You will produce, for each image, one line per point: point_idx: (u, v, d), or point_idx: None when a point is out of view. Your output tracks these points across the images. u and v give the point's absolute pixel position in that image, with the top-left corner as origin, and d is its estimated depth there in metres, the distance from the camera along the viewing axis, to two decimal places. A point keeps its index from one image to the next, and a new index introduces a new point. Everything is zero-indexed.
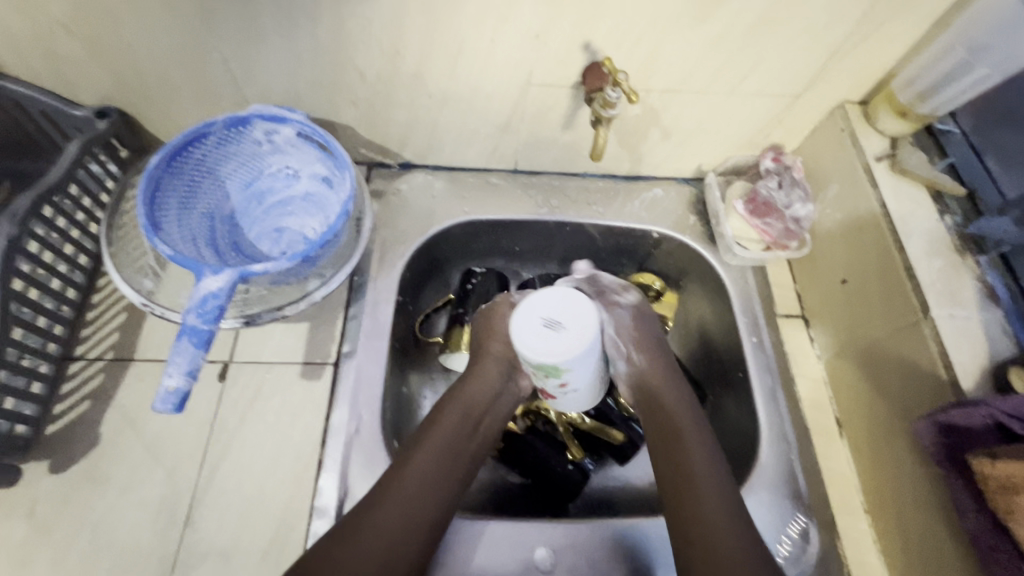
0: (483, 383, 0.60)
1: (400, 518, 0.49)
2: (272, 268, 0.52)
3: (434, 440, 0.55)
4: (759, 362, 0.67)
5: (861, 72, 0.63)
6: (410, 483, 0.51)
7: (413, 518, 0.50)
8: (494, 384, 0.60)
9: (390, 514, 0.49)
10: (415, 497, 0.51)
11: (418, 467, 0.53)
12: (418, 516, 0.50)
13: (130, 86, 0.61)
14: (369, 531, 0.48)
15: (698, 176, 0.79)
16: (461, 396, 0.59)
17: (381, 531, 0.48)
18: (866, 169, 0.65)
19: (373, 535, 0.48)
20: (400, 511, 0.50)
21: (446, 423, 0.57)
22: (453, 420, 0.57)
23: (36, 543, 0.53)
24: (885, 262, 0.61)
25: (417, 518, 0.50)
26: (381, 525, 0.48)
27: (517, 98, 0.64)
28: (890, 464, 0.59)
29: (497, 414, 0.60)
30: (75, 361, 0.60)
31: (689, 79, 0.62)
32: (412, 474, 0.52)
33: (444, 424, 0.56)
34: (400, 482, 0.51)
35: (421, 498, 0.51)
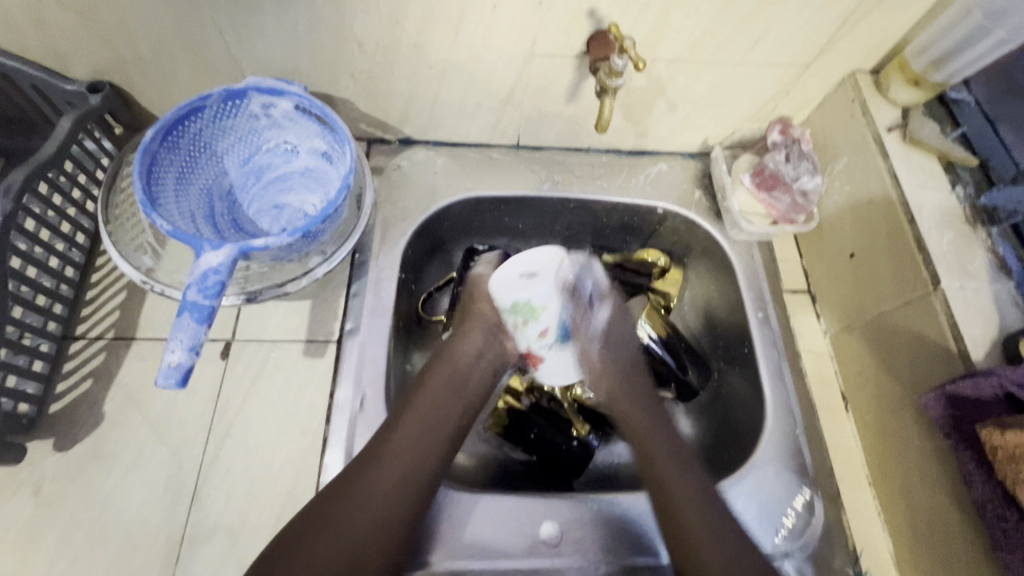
0: (468, 349, 0.61)
1: (391, 483, 0.50)
2: (273, 243, 0.51)
3: (420, 405, 0.56)
4: (764, 337, 0.67)
5: (874, 39, 0.62)
6: (399, 446, 0.52)
7: (407, 481, 0.51)
8: (480, 347, 0.61)
9: (384, 482, 0.50)
10: (409, 460, 0.52)
11: (405, 431, 0.53)
12: (411, 477, 0.51)
13: (122, 59, 0.59)
14: (359, 499, 0.49)
15: (703, 151, 0.77)
16: (447, 363, 0.60)
17: (371, 498, 0.49)
18: (876, 141, 0.64)
19: (365, 501, 0.49)
20: (391, 475, 0.51)
21: (431, 388, 0.57)
22: (439, 387, 0.58)
23: (42, 520, 0.52)
24: (894, 235, 0.60)
25: (410, 480, 0.51)
26: (373, 492, 0.49)
27: (520, 69, 0.62)
28: (897, 437, 0.59)
29: (485, 373, 0.61)
30: (76, 340, 0.59)
31: (697, 48, 0.60)
32: (402, 438, 0.53)
33: (429, 390, 0.57)
34: (391, 447, 0.52)
35: (413, 461, 0.52)
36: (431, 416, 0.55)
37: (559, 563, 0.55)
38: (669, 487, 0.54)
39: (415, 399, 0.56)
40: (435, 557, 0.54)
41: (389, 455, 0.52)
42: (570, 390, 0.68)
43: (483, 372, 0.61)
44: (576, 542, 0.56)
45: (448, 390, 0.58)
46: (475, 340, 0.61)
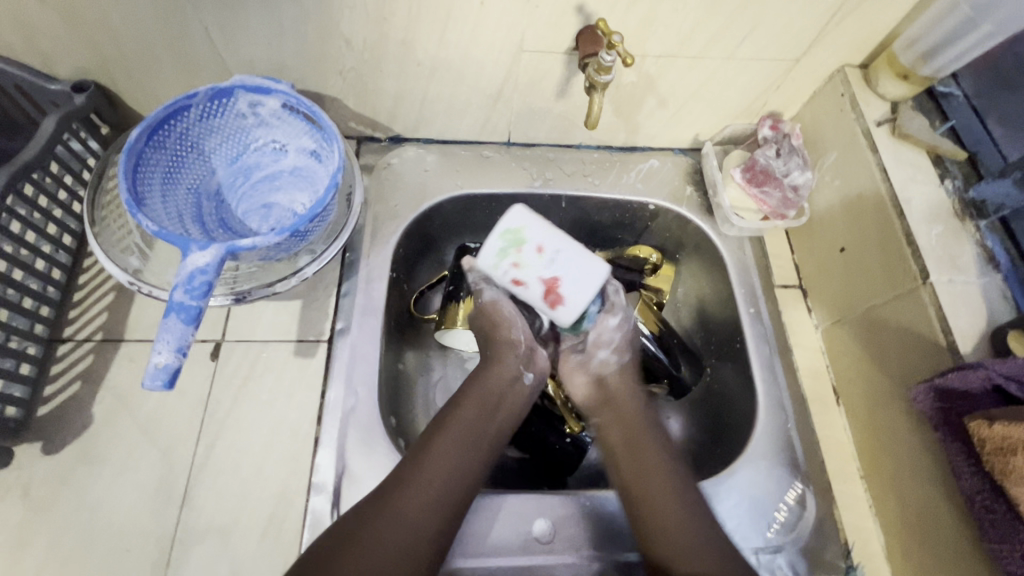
0: (504, 374, 0.60)
1: (421, 512, 0.50)
2: (261, 243, 0.50)
3: (453, 432, 0.56)
4: (756, 332, 0.67)
5: (864, 32, 0.62)
6: (432, 472, 0.52)
7: (436, 509, 0.51)
8: (514, 372, 0.61)
9: (414, 510, 0.50)
10: (439, 485, 0.52)
11: (437, 458, 0.53)
12: (442, 507, 0.51)
13: (106, 57, 0.58)
14: (388, 525, 0.49)
15: (694, 146, 0.77)
16: (480, 387, 0.59)
17: (402, 525, 0.49)
18: (865, 135, 0.64)
19: (394, 527, 0.49)
20: (422, 503, 0.51)
21: (465, 413, 0.57)
22: (471, 412, 0.58)
23: (31, 525, 0.52)
24: (884, 228, 0.60)
25: (441, 507, 0.51)
26: (404, 519, 0.49)
27: (509, 66, 0.62)
28: (887, 431, 0.59)
29: (518, 397, 0.61)
30: (63, 342, 0.59)
31: (686, 43, 0.60)
32: (434, 464, 0.53)
33: (461, 416, 0.57)
34: (422, 474, 0.52)
35: (444, 490, 0.52)
36: (464, 443, 0.55)
37: (554, 560, 0.55)
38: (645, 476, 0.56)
39: (449, 424, 0.56)
40: None
41: (422, 482, 0.51)
42: (563, 386, 0.70)
43: (517, 397, 0.61)
44: (570, 540, 0.56)
45: (481, 416, 0.58)
46: (511, 366, 0.61)
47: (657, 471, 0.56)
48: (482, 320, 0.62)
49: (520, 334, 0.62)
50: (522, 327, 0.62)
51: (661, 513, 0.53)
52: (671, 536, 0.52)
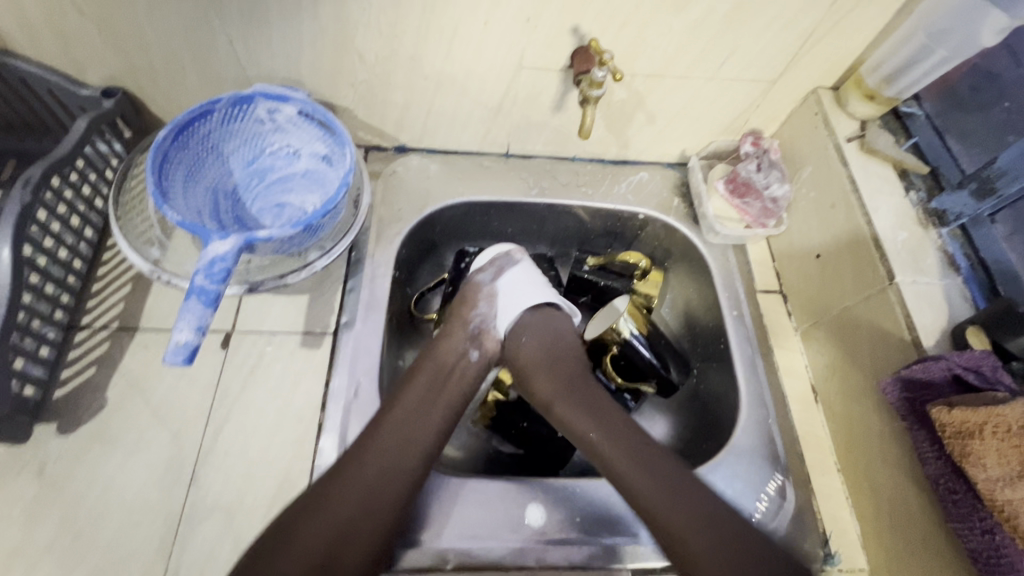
0: (449, 350, 0.63)
1: (373, 485, 0.53)
2: (276, 235, 0.54)
3: (403, 407, 0.58)
4: (739, 332, 0.71)
5: (833, 57, 0.67)
6: (384, 450, 0.55)
7: (387, 481, 0.53)
8: (461, 347, 0.64)
9: (365, 489, 0.53)
10: (390, 457, 0.55)
11: (389, 428, 0.56)
12: (394, 479, 0.54)
13: (135, 66, 0.63)
14: (339, 498, 0.51)
15: (681, 161, 0.83)
16: (430, 364, 0.62)
17: (353, 498, 0.52)
18: (837, 151, 0.69)
19: (347, 500, 0.51)
20: (372, 474, 0.53)
21: (414, 391, 0.60)
22: (421, 390, 0.60)
23: (44, 500, 0.54)
24: (856, 235, 0.65)
25: (392, 482, 0.53)
26: (353, 498, 0.52)
27: (509, 80, 0.67)
28: (861, 424, 0.62)
29: (466, 372, 0.63)
30: (81, 330, 0.61)
31: (671, 64, 0.66)
32: (387, 438, 0.55)
33: (413, 392, 0.59)
34: (375, 445, 0.55)
35: (395, 461, 0.55)
36: (415, 417, 0.58)
37: (546, 544, 0.57)
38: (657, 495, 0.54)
39: (398, 402, 0.58)
40: (421, 536, 0.56)
41: (372, 456, 0.54)
42: None
43: (464, 373, 0.63)
44: (562, 525, 0.58)
45: (430, 391, 0.60)
46: (458, 341, 0.64)
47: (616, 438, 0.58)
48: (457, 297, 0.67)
49: (477, 316, 0.65)
50: (487, 305, 0.66)
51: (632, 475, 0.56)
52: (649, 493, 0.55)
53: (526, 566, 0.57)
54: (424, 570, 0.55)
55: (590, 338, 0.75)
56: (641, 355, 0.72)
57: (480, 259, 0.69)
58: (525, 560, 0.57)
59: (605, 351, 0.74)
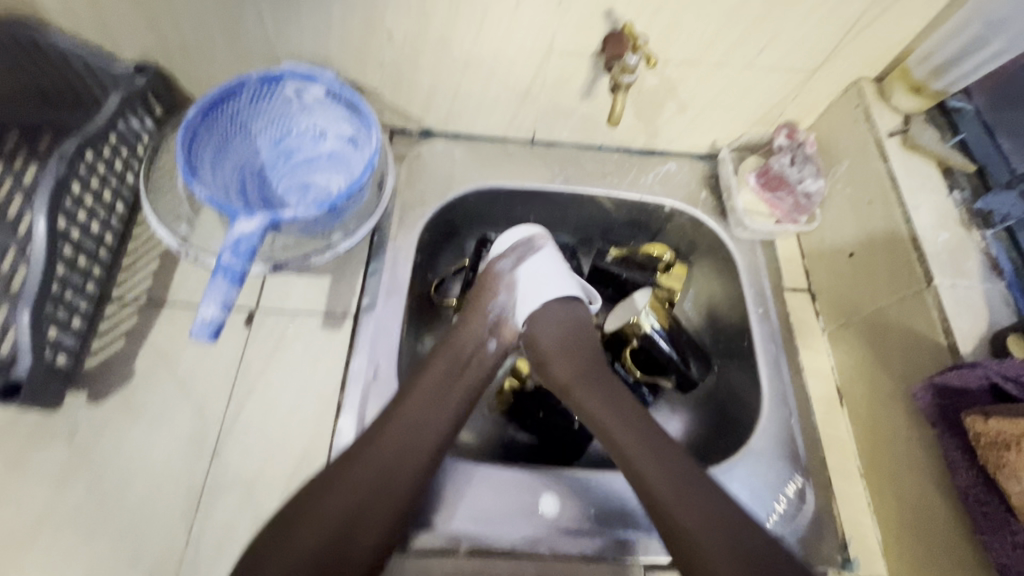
0: (468, 338, 0.63)
1: (387, 471, 0.53)
2: (301, 215, 0.55)
3: (421, 393, 0.58)
4: (764, 330, 0.70)
5: (879, 46, 0.65)
6: (400, 433, 0.55)
7: (402, 466, 0.54)
8: (479, 337, 0.64)
9: (376, 470, 0.53)
10: (406, 441, 0.55)
11: (406, 413, 0.56)
12: (409, 463, 0.54)
13: (167, 43, 0.63)
14: (354, 477, 0.52)
15: (712, 153, 0.81)
16: (449, 349, 0.63)
17: (367, 478, 0.52)
18: (877, 145, 0.66)
19: (361, 479, 0.52)
20: (388, 457, 0.54)
21: (431, 378, 0.60)
22: (438, 375, 0.60)
23: (75, 465, 0.56)
24: (893, 234, 0.62)
25: (407, 465, 0.54)
26: (366, 478, 0.52)
27: (538, 65, 0.66)
28: (888, 429, 0.61)
29: (485, 361, 0.63)
30: (111, 303, 0.63)
31: (707, 50, 0.64)
32: (403, 421, 0.56)
33: (431, 377, 0.60)
34: (392, 427, 0.55)
35: (410, 446, 0.55)
36: (432, 403, 0.58)
37: (559, 534, 0.57)
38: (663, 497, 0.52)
39: (417, 386, 0.59)
40: (433, 519, 0.56)
41: (387, 438, 0.54)
42: None
43: (481, 363, 0.63)
44: (576, 515, 0.58)
45: (446, 377, 0.60)
46: (475, 330, 0.64)
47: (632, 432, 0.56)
48: (476, 285, 0.67)
49: (497, 305, 0.65)
50: (507, 295, 0.66)
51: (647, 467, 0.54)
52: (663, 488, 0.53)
53: (538, 554, 0.57)
54: (436, 552, 0.56)
55: (609, 331, 0.75)
56: (660, 348, 0.71)
57: (503, 246, 0.68)
58: (537, 548, 0.57)
59: (624, 344, 0.74)
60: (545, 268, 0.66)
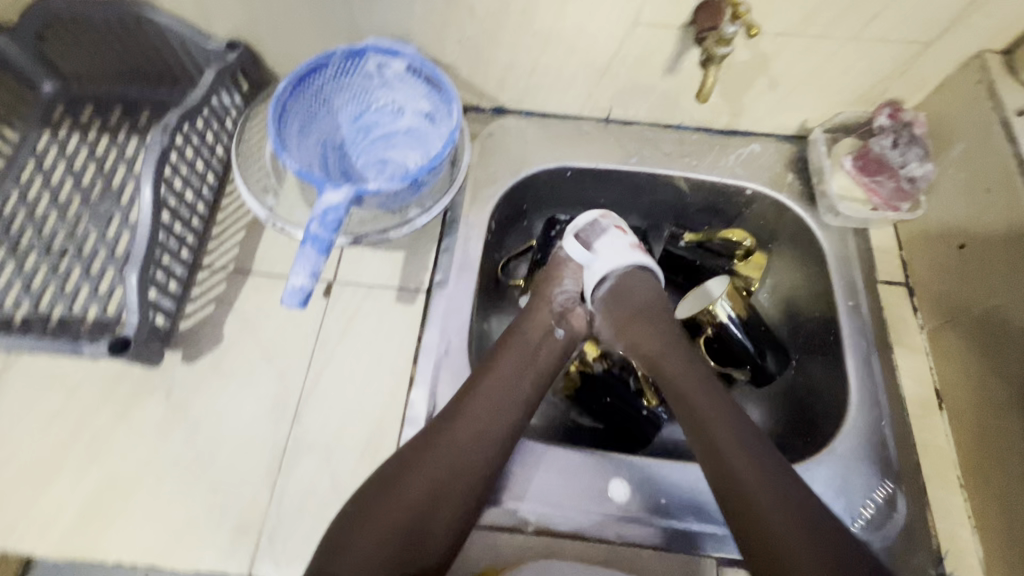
0: (537, 326, 0.63)
1: (468, 447, 0.54)
2: (385, 189, 0.55)
3: (499, 371, 0.58)
4: (854, 325, 0.65)
5: (1012, 13, 0.58)
6: (479, 409, 0.56)
7: (483, 444, 0.54)
8: (548, 325, 0.63)
9: (458, 445, 0.53)
10: (486, 418, 0.55)
11: (485, 390, 0.57)
12: (489, 440, 0.55)
13: (257, 19, 0.65)
14: (438, 450, 0.53)
15: (800, 134, 0.75)
16: (520, 334, 0.62)
17: (451, 452, 0.53)
18: (1002, 125, 0.60)
19: (444, 454, 0.53)
20: (470, 434, 0.54)
21: (508, 359, 0.60)
22: (513, 356, 0.60)
23: (171, 420, 0.60)
24: (1017, 225, 0.56)
25: (485, 442, 0.54)
26: (450, 452, 0.53)
27: (622, 38, 0.63)
28: (1001, 439, 0.56)
29: (553, 350, 0.63)
30: (202, 270, 0.66)
31: (810, 21, 0.59)
32: (482, 398, 0.56)
33: (508, 358, 0.60)
34: (472, 403, 0.56)
35: (490, 424, 0.55)
36: (511, 383, 0.58)
37: (627, 521, 0.56)
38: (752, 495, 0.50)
39: (495, 366, 0.59)
40: (500, 496, 0.57)
41: (463, 424, 0.54)
42: None
43: (551, 352, 0.62)
44: (646, 504, 0.57)
45: (520, 365, 0.60)
46: (544, 318, 0.63)
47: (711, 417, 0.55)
48: (544, 272, 0.66)
49: (564, 294, 0.64)
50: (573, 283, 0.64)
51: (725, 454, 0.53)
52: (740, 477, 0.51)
53: (605, 539, 0.56)
54: (504, 529, 0.56)
55: (682, 319, 0.71)
56: (735, 339, 0.68)
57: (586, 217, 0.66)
58: (604, 533, 0.56)
59: (697, 332, 0.70)
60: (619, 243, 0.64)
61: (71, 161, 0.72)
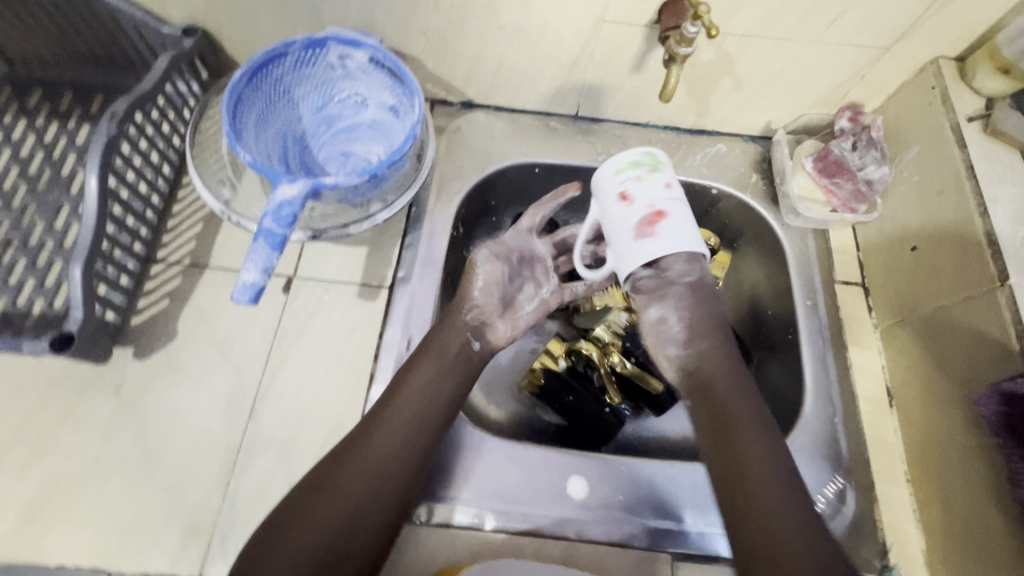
0: (455, 335, 0.59)
1: (388, 461, 0.51)
2: (343, 182, 0.54)
3: (415, 382, 0.55)
4: (811, 324, 0.66)
5: (965, 22, 0.59)
6: (393, 422, 0.53)
7: (402, 459, 0.51)
8: (462, 336, 0.59)
9: (374, 463, 0.50)
10: (406, 433, 0.52)
11: (400, 401, 0.54)
12: (407, 453, 0.52)
13: (213, 5, 0.62)
14: (353, 469, 0.50)
15: (765, 135, 0.76)
16: (438, 337, 0.59)
17: (366, 468, 0.50)
18: (954, 130, 0.61)
19: (359, 471, 0.50)
20: (386, 449, 0.51)
21: (421, 366, 0.56)
22: (431, 362, 0.57)
23: (121, 418, 0.58)
24: (964, 228, 0.58)
25: (405, 458, 0.51)
26: (365, 469, 0.50)
27: (588, 34, 0.63)
28: (943, 435, 0.57)
29: (472, 363, 0.59)
30: (156, 263, 0.64)
31: (771, 23, 0.59)
32: (397, 408, 0.53)
33: (424, 365, 0.56)
34: (387, 415, 0.53)
35: (408, 435, 0.52)
36: (428, 390, 0.55)
37: (586, 518, 0.57)
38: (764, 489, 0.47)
39: (409, 374, 0.56)
40: (460, 495, 0.56)
41: (375, 440, 0.51)
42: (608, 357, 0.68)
43: (470, 358, 0.59)
44: (604, 501, 0.57)
45: (442, 370, 0.57)
46: (462, 331, 0.60)
47: (753, 439, 0.50)
48: (464, 276, 0.63)
49: (479, 277, 0.62)
50: (483, 271, 0.62)
51: (755, 495, 0.47)
52: (776, 525, 0.45)
53: (564, 537, 0.56)
54: (462, 527, 0.56)
55: None
56: None
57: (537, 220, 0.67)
58: (564, 530, 0.56)
59: None
60: (625, 221, 0.49)
61: (17, 148, 0.69)
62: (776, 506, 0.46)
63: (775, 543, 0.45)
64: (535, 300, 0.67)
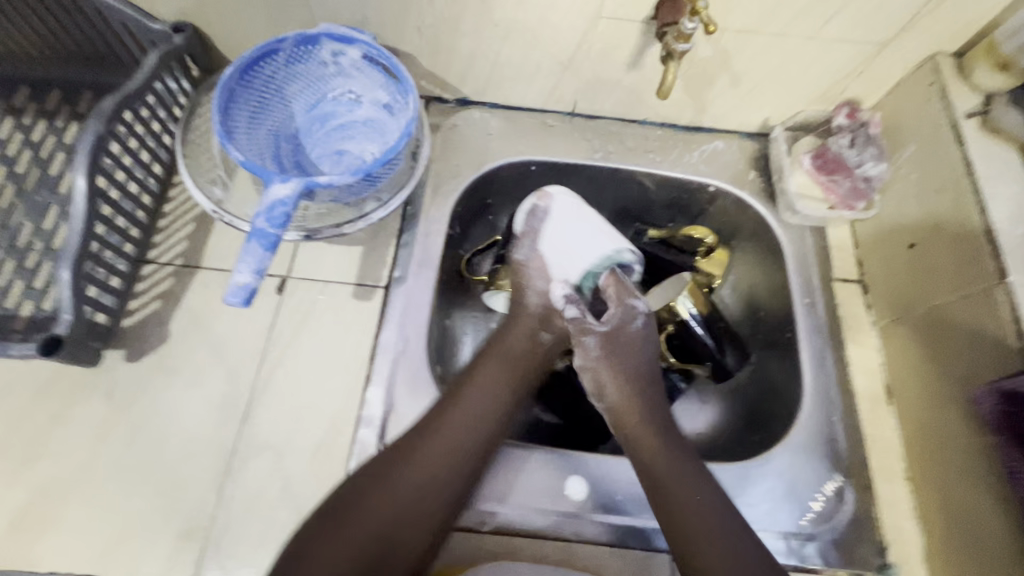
0: (522, 330, 0.61)
1: (443, 465, 0.53)
2: (336, 182, 0.53)
3: (474, 391, 0.57)
4: (809, 322, 0.66)
5: (963, 17, 0.59)
6: (454, 427, 0.54)
7: (459, 464, 0.53)
8: (533, 329, 0.61)
9: (429, 467, 0.52)
10: (463, 440, 0.54)
11: (460, 407, 0.55)
12: (464, 459, 0.54)
13: (202, 1, 0.61)
14: (411, 471, 0.52)
15: (763, 131, 0.76)
16: (506, 340, 0.61)
17: (424, 471, 0.52)
18: (952, 127, 0.61)
19: (415, 473, 0.52)
20: (443, 454, 0.53)
21: (487, 370, 0.59)
22: (493, 370, 0.59)
23: (113, 421, 0.57)
24: (962, 225, 0.58)
25: (462, 463, 0.53)
26: (423, 470, 0.52)
27: (584, 31, 0.62)
28: (941, 433, 0.57)
29: (542, 356, 0.61)
30: (148, 264, 0.63)
31: (768, 19, 0.59)
32: (460, 413, 0.55)
33: (486, 373, 0.58)
34: (446, 421, 0.54)
35: (467, 441, 0.54)
36: (488, 399, 0.57)
37: (585, 519, 0.56)
38: (681, 502, 0.52)
39: (474, 380, 0.58)
40: None
41: (436, 444, 0.53)
42: None
43: (536, 359, 0.61)
44: (602, 502, 0.57)
45: (502, 376, 0.59)
46: (529, 323, 0.61)
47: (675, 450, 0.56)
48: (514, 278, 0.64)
49: (535, 293, 0.62)
50: (543, 279, 0.62)
51: (682, 498, 0.53)
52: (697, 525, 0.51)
53: (562, 538, 0.56)
54: (459, 529, 0.55)
55: None
56: (696, 338, 0.70)
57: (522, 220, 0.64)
58: (561, 532, 0.56)
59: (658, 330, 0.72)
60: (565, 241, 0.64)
61: (5, 147, 0.68)
62: (708, 519, 0.51)
63: (700, 529, 0.51)
64: (581, 303, 0.62)
